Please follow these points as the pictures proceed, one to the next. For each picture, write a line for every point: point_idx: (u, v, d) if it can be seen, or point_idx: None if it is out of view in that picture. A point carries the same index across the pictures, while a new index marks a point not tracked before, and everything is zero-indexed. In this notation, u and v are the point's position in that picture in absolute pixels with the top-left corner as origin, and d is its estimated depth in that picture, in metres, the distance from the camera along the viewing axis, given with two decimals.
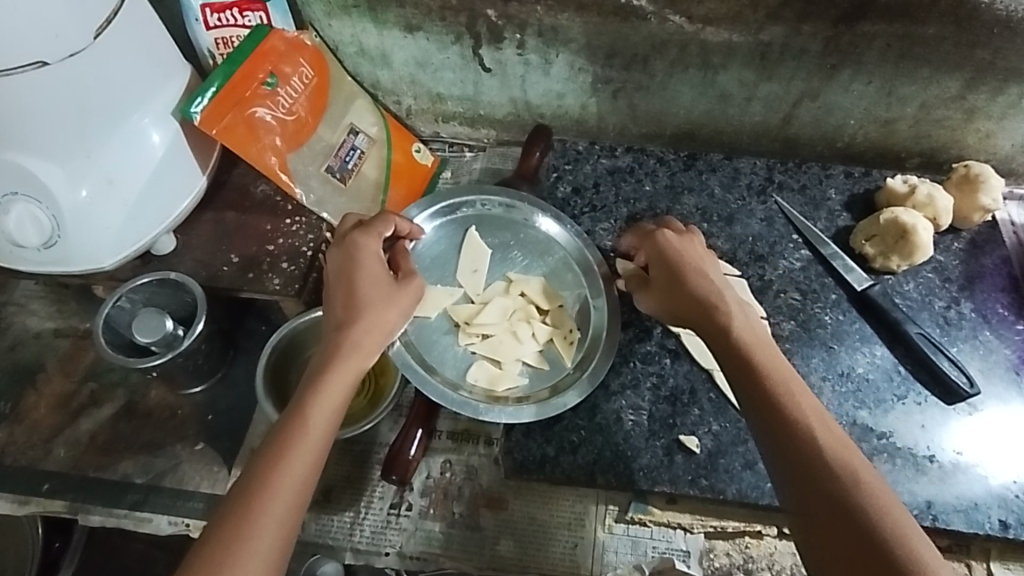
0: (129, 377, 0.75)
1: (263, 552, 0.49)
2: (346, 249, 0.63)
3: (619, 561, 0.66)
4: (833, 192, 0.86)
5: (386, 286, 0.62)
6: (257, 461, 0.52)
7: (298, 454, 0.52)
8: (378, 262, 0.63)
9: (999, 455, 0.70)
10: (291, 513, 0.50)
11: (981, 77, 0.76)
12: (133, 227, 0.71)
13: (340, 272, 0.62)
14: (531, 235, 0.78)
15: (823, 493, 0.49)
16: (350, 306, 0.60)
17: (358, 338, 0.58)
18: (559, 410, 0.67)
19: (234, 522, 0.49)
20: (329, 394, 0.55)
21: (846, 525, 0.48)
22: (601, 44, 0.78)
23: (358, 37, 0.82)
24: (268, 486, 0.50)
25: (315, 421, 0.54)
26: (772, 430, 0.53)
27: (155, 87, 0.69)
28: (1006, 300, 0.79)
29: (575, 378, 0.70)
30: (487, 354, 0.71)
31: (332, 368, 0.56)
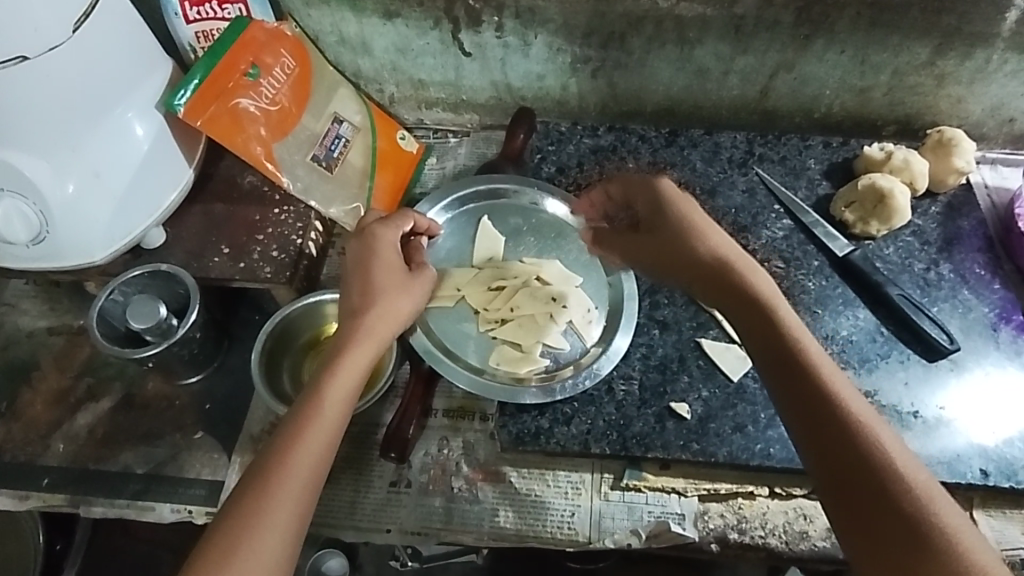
0: (126, 370, 0.76)
1: (279, 530, 0.49)
2: (365, 239, 0.65)
3: (616, 527, 0.67)
4: (812, 162, 0.88)
5: (399, 273, 0.65)
6: (271, 441, 0.54)
7: (313, 435, 0.53)
8: (393, 253, 0.66)
9: (981, 408, 0.72)
10: (307, 494, 0.51)
11: (949, 42, 0.78)
12: (123, 219, 0.71)
13: (359, 260, 0.64)
14: (541, 217, 0.81)
15: (876, 491, 0.47)
16: (369, 294, 0.62)
17: (373, 325, 0.60)
18: (580, 389, 0.69)
19: (250, 501, 0.50)
20: (344, 379, 0.56)
21: (899, 522, 0.46)
22: (579, 23, 0.80)
23: (338, 25, 0.83)
24: (284, 466, 0.51)
25: (330, 401, 0.55)
26: (817, 424, 0.50)
27: (138, 80, 0.70)
28: (982, 261, 0.81)
29: (600, 354, 0.72)
30: (506, 339, 0.72)
31: (348, 353, 0.58)
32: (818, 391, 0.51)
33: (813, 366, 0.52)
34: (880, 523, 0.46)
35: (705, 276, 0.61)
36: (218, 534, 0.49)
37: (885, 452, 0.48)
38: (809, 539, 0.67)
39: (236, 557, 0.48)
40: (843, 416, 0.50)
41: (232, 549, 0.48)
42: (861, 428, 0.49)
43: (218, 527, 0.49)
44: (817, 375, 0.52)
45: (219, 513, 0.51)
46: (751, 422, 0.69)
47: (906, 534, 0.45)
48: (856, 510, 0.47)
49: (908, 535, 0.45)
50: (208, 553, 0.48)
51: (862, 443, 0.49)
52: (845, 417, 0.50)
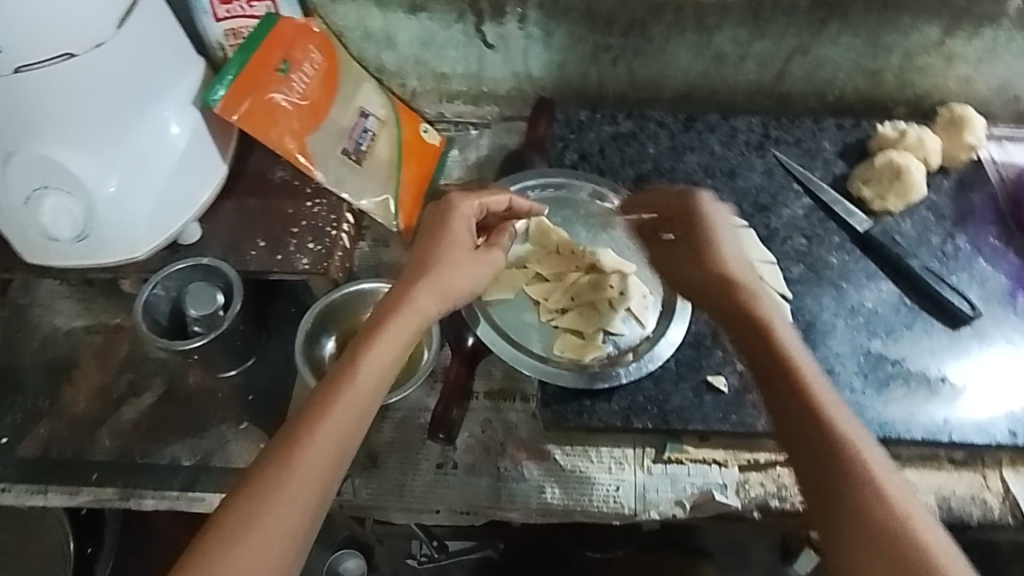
0: (167, 364, 0.77)
1: (298, 500, 0.51)
2: (441, 209, 0.68)
3: (661, 498, 0.69)
4: (827, 143, 0.90)
5: (466, 248, 0.67)
6: (303, 408, 0.56)
7: (341, 408, 0.55)
8: (463, 228, 0.67)
9: (1009, 372, 0.74)
10: (328, 467, 0.53)
11: (958, 22, 0.81)
12: (164, 215, 0.72)
13: (430, 231, 0.67)
14: (589, 210, 0.83)
15: (847, 498, 0.50)
16: (421, 267, 0.64)
17: (419, 298, 0.62)
18: (643, 372, 0.71)
19: (276, 466, 0.52)
20: (378, 353, 0.58)
21: (866, 526, 0.48)
22: (601, 11, 0.82)
23: (363, 20, 0.85)
24: (311, 435, 0.53)
25: (364, 373, 0.57)
26: (796, 432, 0.53)
27: (176, 76, 0.71)
28: (995, 232, 0.84)
29: (655, 342, 0.73)
30: (568, 327, 0.74)
31: (386, 326, 0.59)
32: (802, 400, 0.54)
33: (801, 379, 0.55)
34: (852, 527, 0.49)
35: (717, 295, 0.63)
36: (241, 496, 0.51)
37: (861, 459, 0.51)
38: None
39: (256, 521, 0.50)
40: (813, 412, 0.53)
41: (253, 512, 0.50)
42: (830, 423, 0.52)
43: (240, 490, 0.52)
44: (801, 388, 0.54)
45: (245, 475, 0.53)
46: None
47: (873, 539, 0.48)
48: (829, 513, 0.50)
49: (876, 540, 0.48)
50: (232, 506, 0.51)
51: (835, 451, 0.51)
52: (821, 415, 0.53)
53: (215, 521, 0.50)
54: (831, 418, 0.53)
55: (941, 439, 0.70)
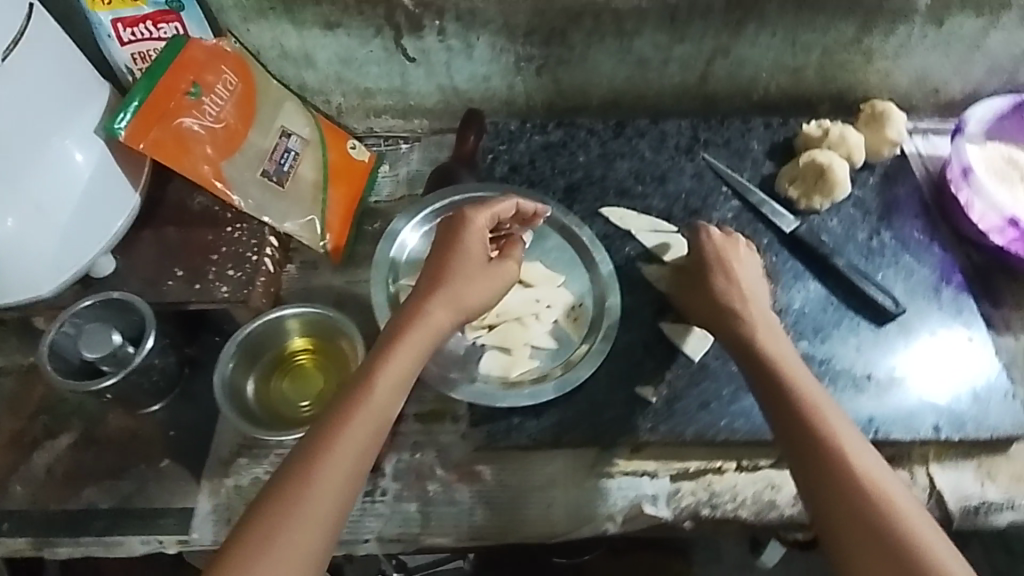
0: (84, 406, 0.75)
1: (316, 519, 0.52)
2: (456, 224, 0.68)
3: (592, 513, 0.68)
4: (756, 143, 0.90)
5: (477, 264, 0.67)
6: (319, 424, 0.56)
7: (356, 425, 0.56)
8: (478, 245, 0.68)
9: (935, 366, 0.75)
10: (345, 486, 0.54)
11: (872, 19, 0.82)
12: (70, 251, 0.70)
13: (446, 243, 0.67)
14: None
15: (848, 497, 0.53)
16: (437, 280, 0.65)
17: (435, 314, 0.63)
18: (576, 384, 0.71)
19: (293, 483, 0.53)
20: (392, 369, 0.59)
21: (865, 523, 0.52)
22: (519, 22, 0.81)
23: (279, 39, 0.83)
24: (329, 452, 0.54)
25: (379, 389, 0.58)
26: (793, 429, 0.57)
27: (73, 107, 0.69)
28: (920, 226, 0.85)
29: (587, 351, 0.73)
30: (497, 344, 0.73)
31: (402, 341, 0.60)
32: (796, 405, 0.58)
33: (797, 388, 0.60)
34: (850, 521, 0.52)
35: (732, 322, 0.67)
36: (263, 512, 0.52)
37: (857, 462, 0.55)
38: (778, 508, 0.69)
39: (278, 538, 0.51)
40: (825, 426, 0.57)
41: (274, 528, 0.51)
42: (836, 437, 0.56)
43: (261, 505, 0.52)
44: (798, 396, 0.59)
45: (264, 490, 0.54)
46: (714, 399, 0.71)
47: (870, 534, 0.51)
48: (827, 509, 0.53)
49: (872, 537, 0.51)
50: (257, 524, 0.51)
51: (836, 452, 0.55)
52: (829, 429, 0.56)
53: (235, 538, 0.51)
54: (832, 422, 0.57)
55: (867, 436, 0.71)
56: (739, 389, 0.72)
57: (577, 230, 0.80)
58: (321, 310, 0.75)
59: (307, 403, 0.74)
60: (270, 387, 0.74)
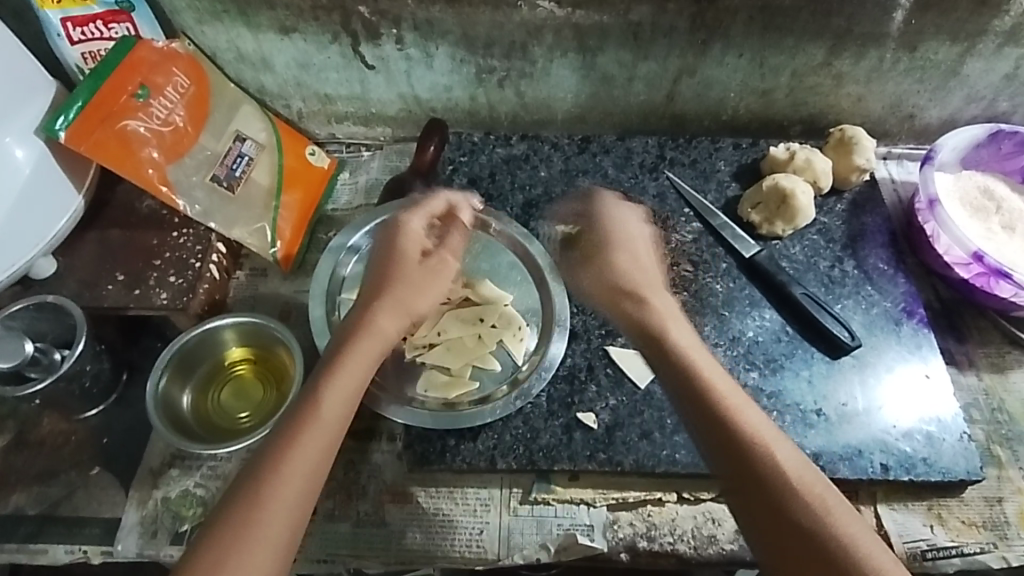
0: (19, 408, 0.73)
1: (274, 541, 0.48)
2: (392, 233, 0.69)
3: (526, 542, 0.66)
4: (722, 164, 0.88)
5: (414, 268, 0.66)
6: (267, 445, 0.53)
7: (309, 439, 0.52)
8: (414, 249, 0.68)
9: (889, 403, 0.73)
10: (303, 501, 0.51)
11: (841, 43, 0.80)
12: (6, 252, 0.69)
13: (385, 250, 0.68)
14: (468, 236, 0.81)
15: (782, 511, 0.49)
16: (380, 288, 0.64)
17: (382, 321, 0.62)
18: (512, 409, 0.69)
19: (242, 507, 0.49)
20: (342, 378, 0.56)
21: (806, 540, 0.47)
22: (478, 34, 0.79)
23: (234, 42, 0.81)
24: (278, 469, 0.50)
25: (328, 402, 0.54)
26: (717, 444, 0.52)
27: (15, 105, 0.68)
28: (886, 255, 0.83)
29: (534, 368, 0.71)
30: (435, 363, 0.71)
31: (350, 350, 0.59)
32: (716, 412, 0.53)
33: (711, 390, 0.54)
34: (789, 540, 0.48)
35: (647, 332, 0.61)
36: (206, 544, 0.48)
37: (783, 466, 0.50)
38: (717, 543, 0.67)
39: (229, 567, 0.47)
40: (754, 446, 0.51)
41: (224, 556, 0.47)
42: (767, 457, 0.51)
43: (207, 536, 0.48)
44: (714, 400, 0.54)
45: (210, 522, 0.49)
46: (657, 429, 0.69)
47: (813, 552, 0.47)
48: (765, 529, 0.49)
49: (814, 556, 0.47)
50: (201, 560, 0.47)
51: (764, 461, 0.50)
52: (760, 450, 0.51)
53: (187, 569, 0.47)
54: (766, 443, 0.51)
55: None
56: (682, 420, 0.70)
57: (529, 249, 0.78)
58: (256, 319, 0.73)
59: (245, 413, 0.73)
60: (207, 399, 0.73)
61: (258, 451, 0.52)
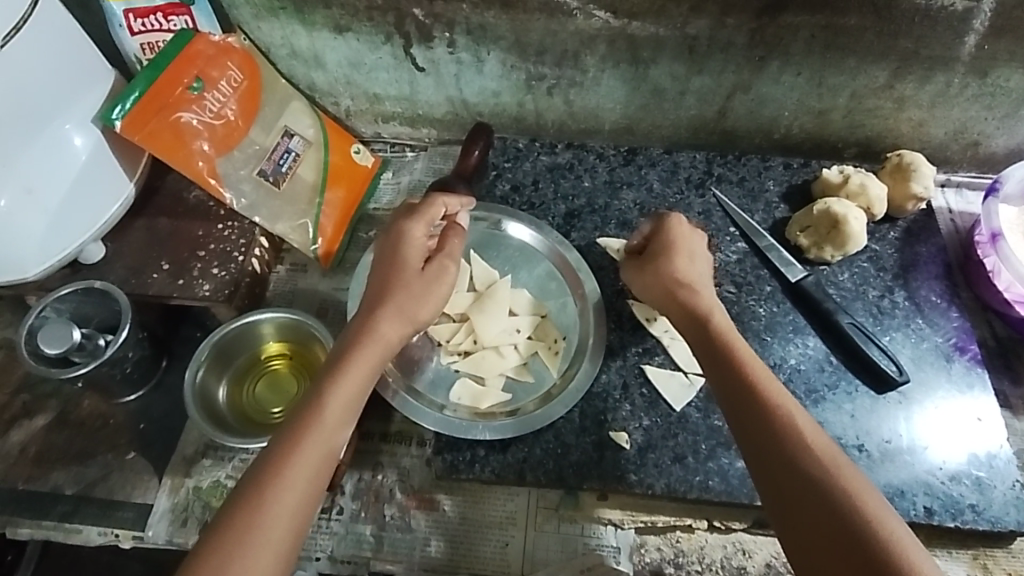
0: (62, 388, 0.75)
1: (274, 542, 0.49)
2: (392, 237, 0.64)
3: (551, 558, 0.66)
4: (771, 184, 0.86)
5: (414, 274, 0.63)
6: (269, 450, 0.53)
7: (309, 446, 0.52)
8: (415, 252, 0.64)
9: (936, 442, 0.70)
10: (305, 504, 0.51)
11: (906, 66, 0.77)
12: (58, 235, 0.71)
13: (385, 255, 0.64)
14: (508, 244, 0.80)
15: (806, 484, 0.49)
16: (383, 293, 0.62)
17: (384, 327, 0.60)
18: (543, 423, 0.68)
19: (244, 512, 0.49)
20: (345, 385, 0.56)
21: (828, 516, 0.47)
22: (531, 40, 0.79)
23: (289, 39, 0.82)
24: (279, 476, 0.51)
25: (330, 409, 0.54)
26: (746, 417, 0.54)
27: (78, 91, 0.69)
28: (939, 288, 0.80)
29: (566, 385, 0.71)
30: (469, 371, 0.71)
31: (352, 359, 0.57)
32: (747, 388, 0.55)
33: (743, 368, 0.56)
34: (826, 541, 0.47)
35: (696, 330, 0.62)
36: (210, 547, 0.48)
37: (811, 444, 0.51)
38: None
39: (231, 568, 0.47)
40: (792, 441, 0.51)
41: (228, 558, 0.48)
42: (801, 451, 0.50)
43: (210, 539, 0.48)
44: (745, 379, 0.55)
45: (211, 526, 0.50)
46: (691, 453, 0.68)
47: (835, 529, 0.47)
48: (791, 504, 0.49)
49: (837, 531, 0.47)
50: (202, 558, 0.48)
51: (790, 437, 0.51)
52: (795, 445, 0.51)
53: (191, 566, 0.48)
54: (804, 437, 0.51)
55: None
56: (718, 446, 0.68)
57: (568, 259, 0.78)
58: (293, 315, 0.74)
59: (278, 408, 0.74)
60: (242, 391, 0.74)
61: (259, 455, 0.53)
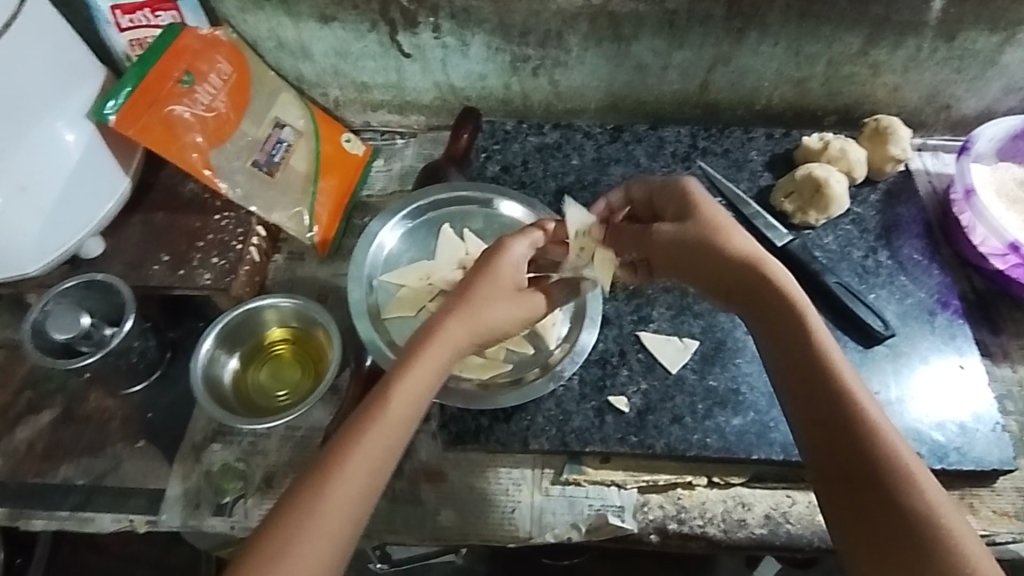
0: (67, 383, 0.76)
1: (328, 535, 0.48)
2: (491, 248, 0.62)
3: (557, 521, 0.68)
4: (755, 154, 0.88)
5: (503, 285, 0.60)
6: (337, 441, 0.52)
7: (371, 441, 0.51)
8: (508, 265, 0.61)
9: (924, 393, 0.73)
10: (362, 501, 0.50)
11: (879, 31, 0.79)
12: (56, 231, 0.71)
13: (478, 261, 0.61)
14: (499, 219, 0.82)
15: (876, 490, 0.49)
16: (462, 298, 0.58)
17: (456, 333, 0.56)
18: (541, 392, 0.69)
19: (304, 498, 0.49)
20: (414, 382, 0.53)
21: (898, 527, 0.47)
22: (514, 22, 0.80)
23: (276, 30, 0.83)
24: (341, 469, 0.50)
25: (396, 408, 0.52)
26: (812, 397, 0.53)
27: (65, 89, 0.69)
28: (920, 246, 0.82)
29: (566, 354, 0.72)
30: None
31: (426, 358, 0.54)
32: (824, 379, 0.53)
33: (826, 360, 0.54)
34: (883, 532, 0.48)
35: (757, 301, 0.58)
36: (271, 529, 0.48)
37: (894, 455, 0.49)
38: (747, 527, 0.67)
39: (288, 556, 0.47)
40: (859, 431, 0.50)
41: (284, 543, 0.47)
42: (869, 445, 0.50)
43: (268, 523, 0.49)
44: (826, 371, 0.53)
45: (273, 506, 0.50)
46: (689, 414, 0.70)
47: (898, 534, 0.47)
48: (849, 491, 0.50)
49: (896, 520, 0.48)
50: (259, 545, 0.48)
51: (868, 439, 0.50)
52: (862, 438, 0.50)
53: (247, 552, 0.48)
54: (878, 435, 0.50)
55: None
56: (714, 406, 0.70)
57: None
58: (295, 300, 0.75)
59: (283, 391, 0.75)
60: (247, 376, 0.75)
61: (326, 444, 0.52)
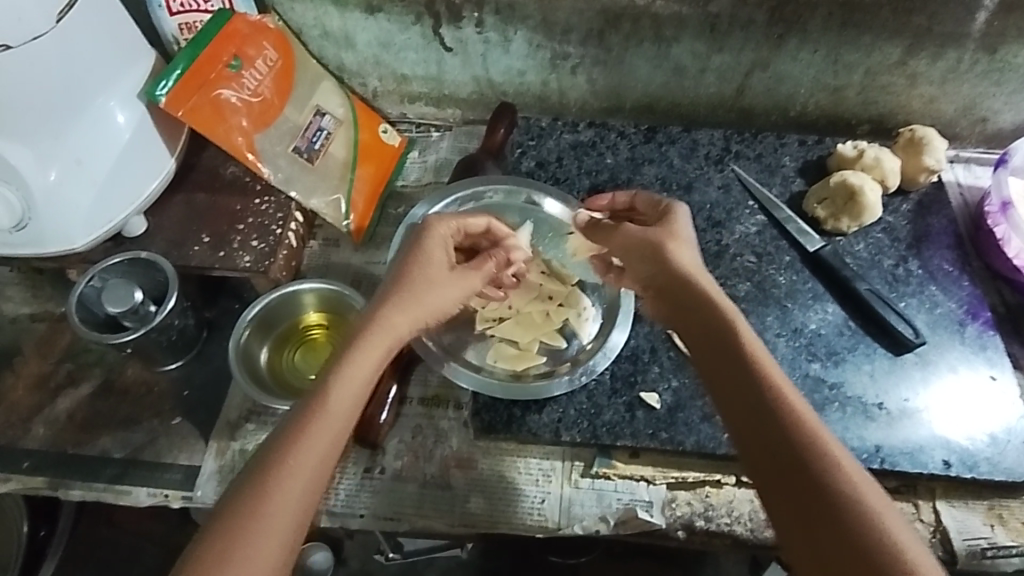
0: (106, 357, 0.77)
1: (281, 528, 0.48)
2: (420, 230, 0.65)
3: (585, 513, 0.68)
4: (788, 160, 0.89)
5: (440, 271, 0.64)
6: (279, 433, 0.52)
7: (318, 430, 0.52)
8: (440, 250, 0.65)
9: (953, 402, 0.73)
10: (309, 493, 0.50)
11: (919, 42, 0.80)
12: (103, 207, 0.72)
13: (408, 249, 0.65)
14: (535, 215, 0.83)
15: (809, 491, 0.48)
16: (397, 287, 0.62)
17: (394, 317, 0.60)
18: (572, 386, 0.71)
19: (252, 497, 0.48)
20: (354, 370, 0.55)
21: (834, 526, 0.46)
22: (558, 20, 0.81)
23: (321, 19, 0.84)
24: (289, 462, 0.50)
25: (341, 396, 0.54)
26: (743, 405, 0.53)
27: (116, 69, 0.71)
28: (951, 257, 0.83)
29: (598, 349, 0.74)
30: (504, 336, 0.74)
31: (364, 346, 0.57)
32: (752, 385, 0.53)
33: (755, 365, 0.54)
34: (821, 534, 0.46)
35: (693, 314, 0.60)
36: (221, 528, 0.48)
37: (824, 452, 0.49)
38: None
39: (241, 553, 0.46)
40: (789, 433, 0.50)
41: (240, 542, 0.47)
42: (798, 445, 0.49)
43: (215, 525, 0.48)
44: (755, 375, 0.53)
45: (221, 505, 0.49)
46: None
47: (834, 534, 0.46)
48: (782, 497, 0.49)
49: (830, 520, 0.46)
50: (206, 550, 0.47)
51: (798, 443, 0.50)
52: (791, 438, 0.50)
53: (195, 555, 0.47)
54: (808, 435, 0.50)
55: (874, 465, 0.70)
56: None
57: None
58: (336, 287, 0.76)
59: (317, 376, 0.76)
60: (282, 357, 0.76)
61: (269, 440, 0.52)
